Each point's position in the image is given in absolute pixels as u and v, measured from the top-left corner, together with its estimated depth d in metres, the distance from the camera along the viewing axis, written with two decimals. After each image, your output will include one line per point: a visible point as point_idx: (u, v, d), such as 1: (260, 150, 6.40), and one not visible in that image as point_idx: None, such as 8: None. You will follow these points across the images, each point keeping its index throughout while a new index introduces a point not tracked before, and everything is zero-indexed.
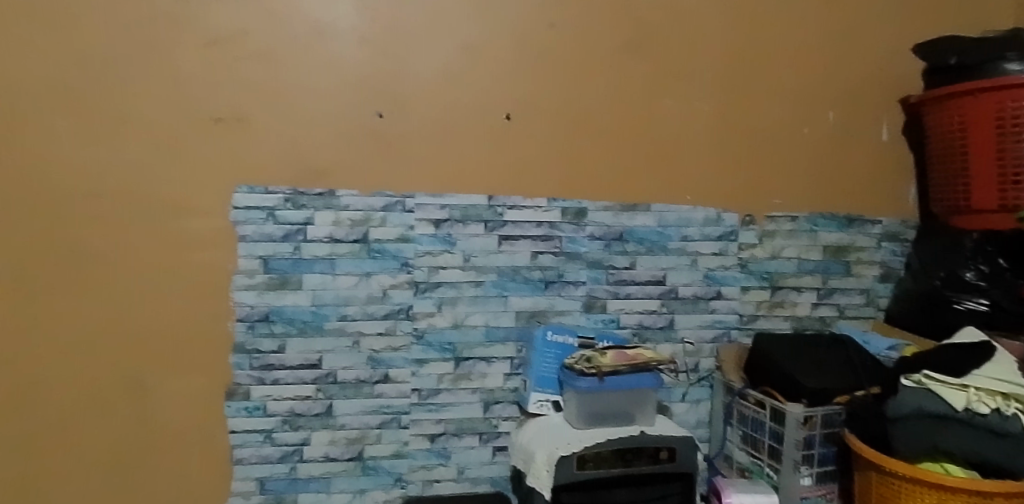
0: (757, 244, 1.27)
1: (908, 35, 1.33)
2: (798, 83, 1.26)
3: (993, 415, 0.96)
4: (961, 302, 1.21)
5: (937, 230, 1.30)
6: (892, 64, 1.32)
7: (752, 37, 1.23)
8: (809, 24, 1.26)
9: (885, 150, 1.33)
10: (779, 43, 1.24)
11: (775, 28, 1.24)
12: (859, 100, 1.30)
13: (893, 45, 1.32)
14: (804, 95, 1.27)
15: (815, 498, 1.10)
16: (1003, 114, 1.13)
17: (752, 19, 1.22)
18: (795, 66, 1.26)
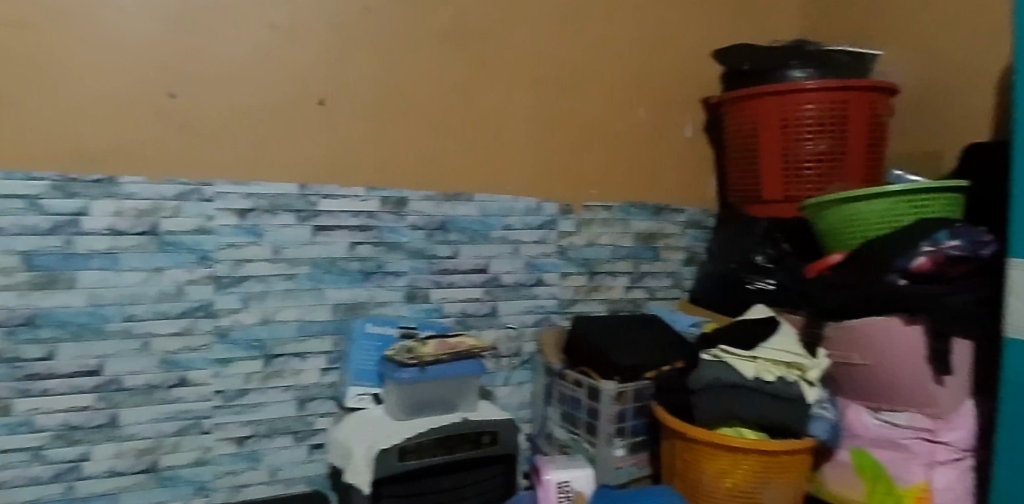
0: (575, 232, 1.33)
1: (707, 40, 1.46)
2: (610, 79, 1.34)
3: (777, 382, 1.08)
4: (753, 282, 1.35)
5: (732, 218, 1.45)
6: (695, 65, 1.45)
7: (567, 35, 1.29)
8: (619, 24, 1.35)
9: (689, 144, 1.46)
10: (593, 42, 1.32)
11: (589, 26, 1.31)
12: (666, 98, 1.41)
13: (695, 48, 1.45)
14: (615, 92, 1.35)
15: (628, 468, 1.19)
16: (788, 116, 1.29)
17: (568, 17, 1.29)
18: (608, 62, 1.34)
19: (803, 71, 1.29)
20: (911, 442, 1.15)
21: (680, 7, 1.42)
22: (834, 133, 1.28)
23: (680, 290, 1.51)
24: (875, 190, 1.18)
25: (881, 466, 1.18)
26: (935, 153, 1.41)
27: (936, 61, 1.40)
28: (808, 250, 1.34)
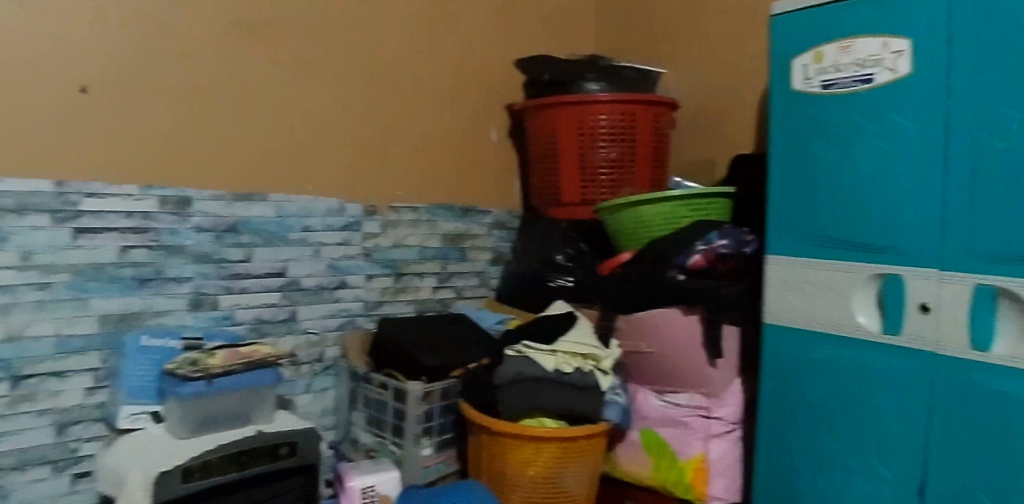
0: (380, 233, 1.41)
1: (494, 55, 1.61)
2: (409, 86, 1.46)
3: (575, 373, 1.16)
4: (553, 280, 1.43)
5: (535, 219, 1.54)
6: (484, 77, 1.59)
7: (368, 42, 1.39)
8: (409, 33, 1.45)
9: (487, 149, 1.60)
10: (390, 52, 1.42)
11: (388, 39, 1.42)
12: (463, 105, 1.55)
13: (482, 61, 1.58)
14: (416, 98, 1.47)
15: (435, 466, 1.21)
16: (585, 125, 1.40)
17: (368, 26, 1.39)
18: (404, 69, 1.45)
19: (598, 85, 1.41)
20: (689, 418, 1.28)
21: (465, 23, 1.55)
22: (625, 142, 1.40)
23: (488, 289, 1.62)
24: (659, 194, 1.31)
25: (665, 441, 1.31)
26: (708, 163, 1.60)
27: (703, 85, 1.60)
28: (602, 249, 1.44)
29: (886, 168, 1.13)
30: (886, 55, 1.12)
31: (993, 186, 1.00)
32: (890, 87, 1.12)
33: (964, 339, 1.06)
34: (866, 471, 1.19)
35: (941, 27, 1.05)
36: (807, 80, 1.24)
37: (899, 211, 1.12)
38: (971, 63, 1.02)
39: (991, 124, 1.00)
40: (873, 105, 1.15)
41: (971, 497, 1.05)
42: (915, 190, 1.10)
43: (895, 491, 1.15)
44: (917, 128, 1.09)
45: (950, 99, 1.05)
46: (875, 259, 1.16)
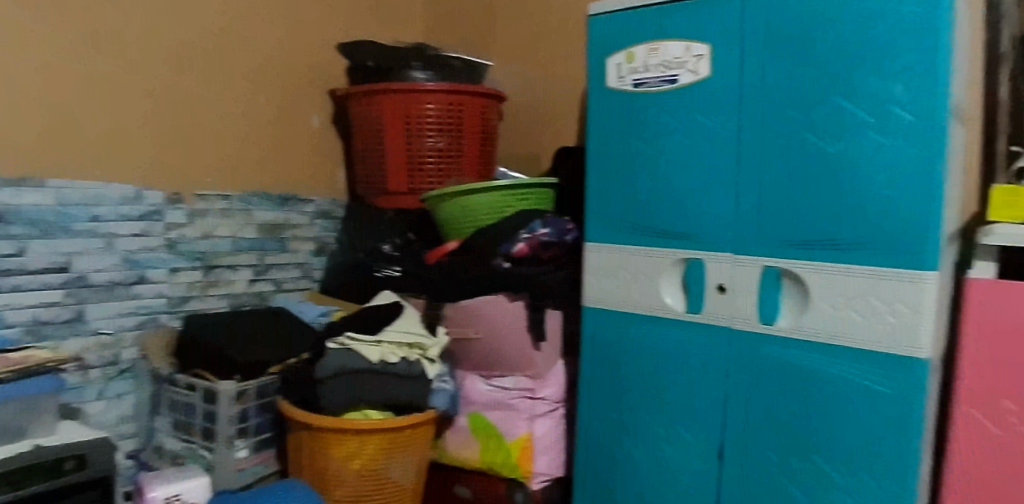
0: (187, 223, 1.62)
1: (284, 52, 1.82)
2: (204, 84, 1.66)
3: (400, 362, 1.22)
4: (380, 270, 1.46)
5: (361, 210, 1.57)
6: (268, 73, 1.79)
7: (164, 42, 1.58)
8: (196, 31, 1.64)
9: (286, 137, 1.84)
10: (185, 50, 1.62)
11: (185, 45, 1.62)
12: (256, 108, 1.77)
13: (269, 61, 1.79)
14: (216, 96, 1.68)
15: (252, 467, 1.30)
16: (411, 113, 1.43)
17: (165, 26, 1.58)
18: (196, 67, 1.64)
19: (424, 73, 1.45)
20: (516, 400, 1.33)
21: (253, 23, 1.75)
22: (452, 132, 1.45)
23: (310, 280, 1.93)
24: (485, 184, 1.36)
25: (493, 424, 1.35)
26: (533, 156, 1.79)
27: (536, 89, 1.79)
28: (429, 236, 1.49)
29: (691, 166, 1.33)
30: (688, 59, 1.32)
31: (781, 182, 1.25)
32: (694, 92, 1.32)
33: (755, 315, 1.29)
34: (673, 437, 1.38)
35: (736, 47, 1.28)
36: (620, 78, 1.41)
37: (704, 204, 1.32)
38: (760, 80, 1.26)
39: (774, 128, 1.25)
40: (679, 109, 1.34)
41: (760, 452, 1.29)
42: (715, 185, 1.31)
43: (697, 452, 1.36)
44: (716, 131, 1.31)
45: (742, 107, 1.28)
46: (680, 248, 1.35)
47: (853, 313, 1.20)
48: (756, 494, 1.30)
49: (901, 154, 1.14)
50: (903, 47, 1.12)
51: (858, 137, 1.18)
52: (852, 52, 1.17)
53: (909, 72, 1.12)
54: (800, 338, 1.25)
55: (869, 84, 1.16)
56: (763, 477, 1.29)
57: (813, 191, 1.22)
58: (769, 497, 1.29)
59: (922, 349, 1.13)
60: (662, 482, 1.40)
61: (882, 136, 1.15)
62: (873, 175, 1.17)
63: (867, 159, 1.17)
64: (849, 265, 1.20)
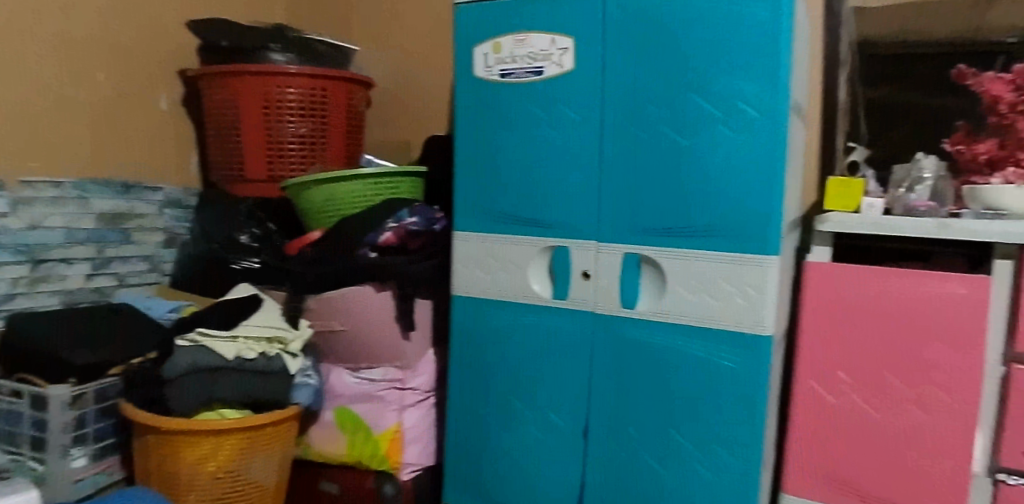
0: (10, 212, 1.47)
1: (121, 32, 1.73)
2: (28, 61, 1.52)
3: (259, 358, 1.30)
4: (238, 262, 1.49)
5: (214, 199, 1.57)
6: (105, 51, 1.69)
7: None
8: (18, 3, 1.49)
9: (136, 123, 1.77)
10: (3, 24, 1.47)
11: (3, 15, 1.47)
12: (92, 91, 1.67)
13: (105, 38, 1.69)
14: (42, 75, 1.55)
15: (90, 474, 1.33)
16: (270, 97, 1.46)
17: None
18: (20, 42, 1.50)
19: (283, 55, 1.47)
20: (384, 392, 1.40)
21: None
22: (313, 118, 1.49)
23: (159, 274, 1.82)
24: (350, 173, 1.35)
25: (361, 418, 1.41)
26: (404, 144, 1.91)
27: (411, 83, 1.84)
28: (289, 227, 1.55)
29: (557, 156, 1.36)
30: (553, 51, 1.35)
31: (641, 173, 1.31)
32: (559, 83, 1.35)
33: (617, 300, 1.34)
34: (541, 421, 1.41)
35: (600, 40, 1.31)
36: (487, 68, 1.41)
37: (569, 193, 1.36)
38: (621, 73, 1.30)
39: (633, 121, 1.30)
40: (545, 99, 1.36)
41: (623, 431, 1.35)
42: (580, 176, 1.35)
43: (565, 435, 1.40)
44: (578, 122, 1.34)
45: (604, 100, 1.32)
46: (546, 235, 1.38)
47: (705, 296, 1.28)
48: (619, 470, 1.36)
49: (748, 148, 1.22)
50: (750, 47, 1.20)
51: (711, 132, 1.25)
52: (706, 50, 1.23)
53: (755, 71, 1.20)
54: (658, 322, 1.32)
55: (720, 81, 1.23)
56: (626, 454, 1.35)
57: (670, 182, 1.28)
58: (631, 473, 1.35)
59: (766, 326, 1.23)
60: (531, 465, 1.43)
61: (732, 131, 1.23)
62: (723, 168, 1.24)
63: (719, 153, 1.24)
64: (702, 252, 1.28)
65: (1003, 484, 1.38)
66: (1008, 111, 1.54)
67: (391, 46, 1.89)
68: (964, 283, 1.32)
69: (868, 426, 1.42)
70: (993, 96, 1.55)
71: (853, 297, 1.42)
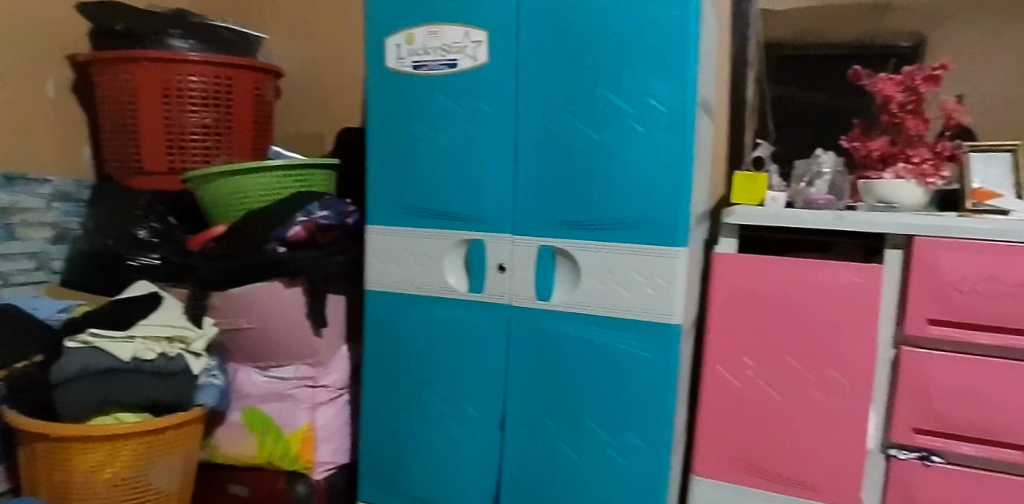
0: None
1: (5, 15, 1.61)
2: None
3: (159, 359, 1.27)
4: (135, 258, 1.47)
5: (106, 193, 1.55)
6: None
7: None
8: None
9: (23, 111, 1.67)
10: None
11: None
12: None
13: None
14: None
15: None
16: (171, 85, 1.45)
17: None
18: None
19: (184, 41, 1.47)
20: (296, 390, 1.41)
21: None
22: (217, 108, 1.50)
23: (49, 273, 1.70)
24: (258, 165, 1.35)
25: (270, 418, 1.43)
26: (317, 136, 1.89)
27: (329, 75, 1.85)
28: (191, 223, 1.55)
29: (472, 148, 1.36)
30: (467, 44, 1.34)
31: (554, 167, 1.32)
32: (473, 77, 1.35)
33: (532, 292, 1.36)
34: (459, 414, 1.41)
35: (513, 34, 1.32)
36: (400, 59, 1.39)
37: (485, 186, 1.36)
38: (535, 67, 1.31)
39: (548, 113, 1.31)
40: (460, 92, 1.36)
41: (540, 421, 1.37)
42: (495, 169, 1.35)
43: (482, 427, 1.40)
44: (493, 115, 1.34)
45: (518, 93, 1.33)
46: (462, 228, 1.38)
47: (617, 287, 1.31)
48: (536, 460, 1.38)
49: (658, 143, 1.25)
50: (659, 45, 1.23)
51: (623, 127, 1.27)
52: (617, 46, 1.26)
53: (664, 69, 1.23)
54: (572, 313, 1.34)
55: (631, 78, 1.25)
56: (542, 444, 1.37)
57: (583, 175, 1.30)
58: (547, 462, 1.37)
59: (675, 315, 1.27)
60: (449, 458, 1.43)
61: (642, 126, 1.26)
62: (634, 162, 1.27)
63: (631, 148, 1.27)
64: (614, 244, 1.30)
65: (894, 458, 1.51)
66: (898, 110, 1.67)
67: (302, 38, 1.88)
68: (858, 271, 1.41)
69: (771, 408, 1.49)
70: (885, 96, 1.67)
71: (758, 285, 1.48)
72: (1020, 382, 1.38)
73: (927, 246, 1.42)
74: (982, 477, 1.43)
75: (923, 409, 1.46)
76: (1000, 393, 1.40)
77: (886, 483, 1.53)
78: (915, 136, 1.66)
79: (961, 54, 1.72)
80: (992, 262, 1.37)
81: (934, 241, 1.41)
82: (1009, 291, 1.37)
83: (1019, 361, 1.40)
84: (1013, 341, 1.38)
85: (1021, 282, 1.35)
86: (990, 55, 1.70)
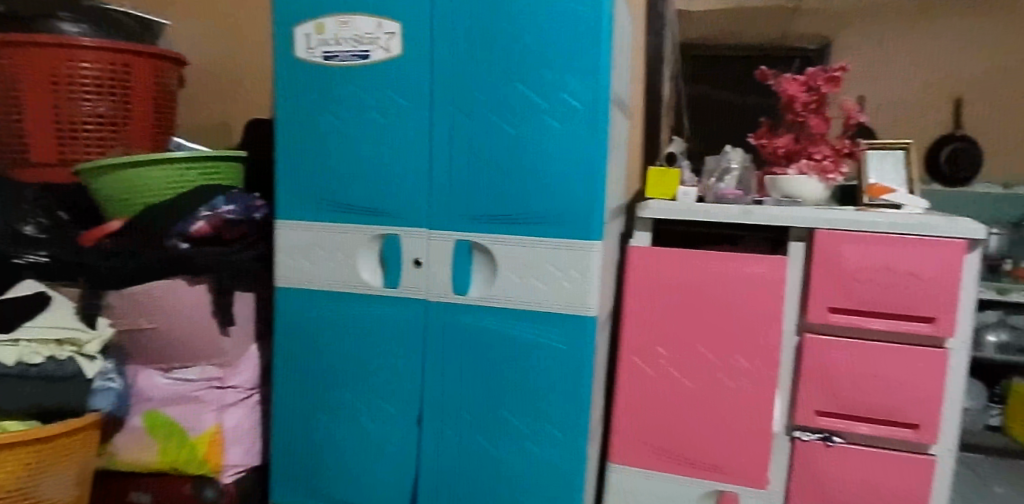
0: None
1: None
2: None
3: (49, 362, 1.22)
4: (22, 257, 1.38)
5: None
6: None
7: None
8: None
9: None
10: None
11: None
12: None
13: None
14: None
15: None
16: (61, 71, 1.40)
17: None
18: None
19: (74, 25, 1.41)
20: (202, 392, 1.39)
21: None
22: (112, 96, 1.44)
23: None
24: (161, 157, 1.35)
25: (173, 420, 1.40)
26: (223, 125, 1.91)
27: (236, 66, 1.86)
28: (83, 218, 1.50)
29: (386, 141, 1.34)
30: (379, 35, 1.32)
31: (470, 160, 1.32)
32: (387, 68, 1.33)
33: (448, 287, 1.35)
34: (376, 411, 1.40)
35: (427, 27, 1.30)
36: (310, 49, 1.36)
37: (400, 180, 1.34)
38: (450, 61, 1.30)
39: (463, 107, 1.31)
40: (374, 84, 1.34)
41: (457, 416, 1.37)
42: (410, 162, 1.34)
43: (399, 423, 1.39)
44: (407, 108, 1.33)
45: (432, 86, 1.32)
46: (376, 223, 1.36)
47: (533, 281, 1.32)
48: (454, 456, 1.38)
49: (573, 138, 1.27)
50: (574, 42, 1.24)
51: (538, 121, 1.28)
52: (532, 41, 1.26)
53: (578, 65, 1.25)
54: (488, 307, 1.34)
55: (546, 73, 1.27)
56: (460, 439, 1.37)
57: (499, 169, 1.30)
58: (465, 456, 1.37)
59: (590, 308, 1.30)
60: (365, 456, 1.41)
61: (557, 122, 1.27)
62: (549, 156, 1.28)
63: (545, 142, 1.28)
64: (530, 238, 1.31)
65: (798, 440, 1.58)
66: (801, 109, 1.76)
67: (210, 27, 1.87)
68: (763, 263, 1.47)
69: (684, 395, 1.54)
70: (789, 96, 1.76)
71: (670, 277, 1.53)
72: (910, 364, 1.48)
73: (827, 238, 1.50)
74: (876, 455, 1.53)
75: (824, 392, 1.54)
76: (892, 375, 1.49)
77: (791, 464, 1.61)
78: (816, 134, 1.76)
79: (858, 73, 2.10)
80: (886, 253, 1.46)
81: (833, 234, 1.49)
82: (900, 280, 1.46)
83: (908, 345, 1.50)
84: (904, 326, 1.48)
85: (910, 271, 1.45)
86: (873, 73, 2.10)
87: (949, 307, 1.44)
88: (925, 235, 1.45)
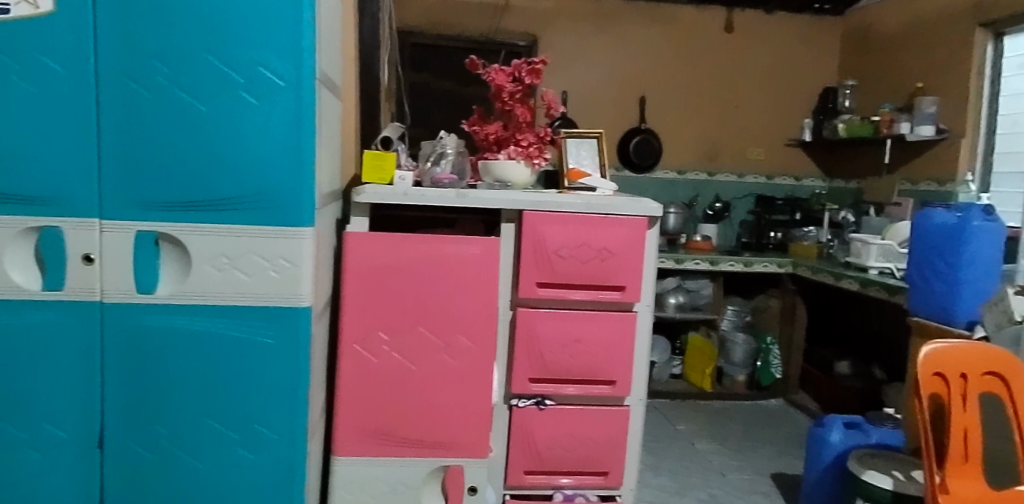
0: None
1: None
2: None
3: None
4: None
5: None
6: None
7: None
8: None
9: None
10: None
11: None
12: None
13: None
14: None
15: None
16: None
17: None
18: None
19: None
20: None
21: None
22: None
23: None
24: None
25: None
26: None
27: None
28: None
29: (39, 115, 1.13)
30: None
31: (151, 139, 1.16)
32: (34, 27, 1.11)
33: (130, 286, 1.18)
34: (41, 438, 1.19)
35: None
36: None
37: (58, 161, 1.14)
38: (117, 23, 1.13)
39: (137, 76, 1.14)
40: (17, 45, 1.11)
41: (149, 429, 1.21)
42: (71, 140, 1.14)
43: (73, 447, 1.20)
44: (63, 75, 1.12)
45: (97, 52, 1.13)
46: (27, 214, 1.14)
47: (235, 272, 1.21)
48: (148, 476, 1.22)
49: (273, 118, 1.18)
50: (270, 12, 1.16)
51: (230, 98, 1.17)
52: (223, 8, 1.15)
53: (276, 37, 1.16)
54: (180, 305, 1.20)
55: (239, 44, 1.16)
56: (153, 456, 1.22)
57: (187, 150, 1.16)
58: (160, 474, 1.22)
59: (303, 298, 1.23)
60: (33, 489, 1.20)
61: (254, 98, 1.17)
62: (248, 136, 1.18)
63: (240, 121, 1.17)
64: (229, 226, 1.20)
65: (515, 407, 1.69)
66: (508, 98, 1.87)
67: None
68: (477, 243, 1.54)
69: (407, 378, 1.55)
70: (497, 85, 1.86)
71: (389, 261, 1.52)
72: (605, 329, 1.67)
73: (534, 218, 1.61)
74: (581, 411, 1.70)
75: (536, 361, 1.67)
76: (591, 340, 1.67)
77: (509, 430, 1.72)
78: (523, 123, 1.89)
79: (562, 77, 3.11)
80: (583, 230, 1.62)
81: (539, 214, 1.61)
82: (595, 254, 1.64)
83: (603, 311, 1.69)
84: (599, 295, 1.67)
85: (604, 246, 1.63)
86: (555, 71, 3.11)
87: (633, 276, 1.66)
88: (612, 214, 1.65)
